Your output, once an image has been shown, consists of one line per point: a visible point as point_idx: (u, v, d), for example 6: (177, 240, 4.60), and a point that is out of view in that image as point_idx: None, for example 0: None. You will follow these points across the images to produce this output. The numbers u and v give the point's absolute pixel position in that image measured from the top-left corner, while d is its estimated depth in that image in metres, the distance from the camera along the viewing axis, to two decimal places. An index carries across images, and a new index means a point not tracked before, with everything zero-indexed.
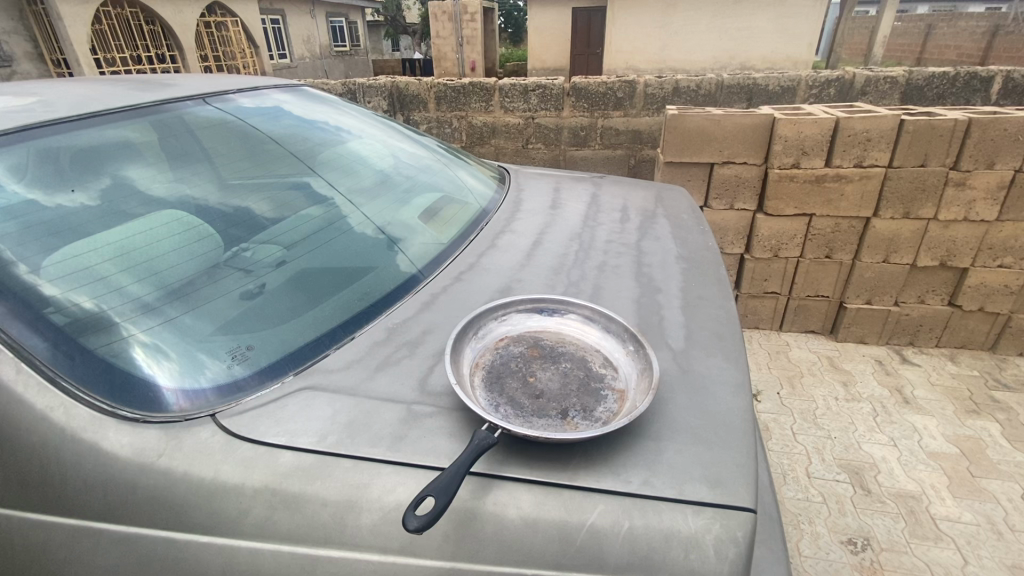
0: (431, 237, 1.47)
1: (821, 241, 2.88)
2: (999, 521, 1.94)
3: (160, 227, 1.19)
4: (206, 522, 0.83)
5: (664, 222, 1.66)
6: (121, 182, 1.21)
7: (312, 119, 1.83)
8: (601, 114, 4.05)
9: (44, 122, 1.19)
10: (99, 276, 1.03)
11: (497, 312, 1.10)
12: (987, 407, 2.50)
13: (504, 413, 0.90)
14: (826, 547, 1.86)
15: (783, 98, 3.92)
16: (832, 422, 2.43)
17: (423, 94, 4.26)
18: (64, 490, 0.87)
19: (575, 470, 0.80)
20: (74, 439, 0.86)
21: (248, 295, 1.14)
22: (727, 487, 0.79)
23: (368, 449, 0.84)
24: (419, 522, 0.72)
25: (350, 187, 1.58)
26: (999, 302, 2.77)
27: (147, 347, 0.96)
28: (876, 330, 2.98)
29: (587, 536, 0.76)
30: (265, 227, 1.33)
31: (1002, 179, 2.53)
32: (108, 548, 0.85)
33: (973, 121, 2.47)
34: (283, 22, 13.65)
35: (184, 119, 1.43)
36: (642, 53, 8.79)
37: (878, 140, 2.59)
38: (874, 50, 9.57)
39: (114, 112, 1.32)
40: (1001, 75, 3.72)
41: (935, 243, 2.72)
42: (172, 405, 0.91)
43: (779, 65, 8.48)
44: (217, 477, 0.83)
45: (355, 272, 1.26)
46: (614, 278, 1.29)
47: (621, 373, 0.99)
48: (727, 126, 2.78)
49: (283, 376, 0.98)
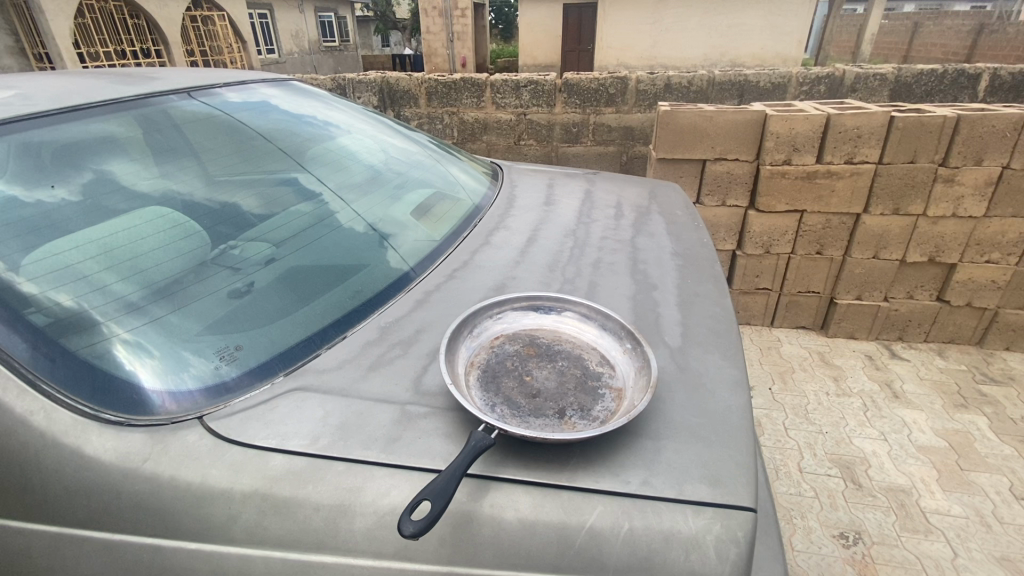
0: (422, 233, 1.45)
1: (812, 237, 2.89)
2: (988, 513, 1.97)
3: (144, 224, 1.15)
4: (194, 528, 0.80)
5: (658, 218, 1.65)
6: (104, 178, 1.17)
7: (300, 113, 1.79)
8: (593, 111, 4.04)
9: (24, 115, 1.15)
10: (80, 276, 0.99)
11: (492, 311, 1.08)
12: (976, 401, 2.53)
13: (500, 413, 0.88)
14: (819, 541, 1.87)
15: (774, 95, 3.94)
16: (823, 417, 2.45)
17: (413, 90, 4.21)
18: (47, 497, 0.84)
19: (574, 471, 0.79)
20: (55, 444, 0.83)
21: (236, 294, 1.11)
22: (727, 486, 0.79)
23: (362, 451, 0.82)
24: (414, 528, 0.70)
25: (341, 183, 1.55)
26: (987, 297, 2.80)
27: (130, 346, 0.93)
28: (866, 325, 3.01)
29: (587, 539, 0.74)
30: (253, 224, 1.30)
31: (990, 175, 2.55)
32: (92, 555, 0.83)
33: (962, 117, 2.49)
34: (271, 17, 13.50)
35: (169, 113, 1.39)
36: (632, 51, 8.85)
37: (868, 136, 2.60)
38: (862, 47, 9.69)
39: (96, 106, 1.28)
40: (988, 72, 3.75)
41: (925, 239, 2.74)
42: (158, 407, 0.88)
43: (769, 62, 8.53)
44: (205, 481, 0.81)
45: (347, 270, 1.24)
46: (610, 275, 1.28)
47: (618, 371, 0.97)
48: (720, 123, 2.77)
49: (272, 376, 0.95)
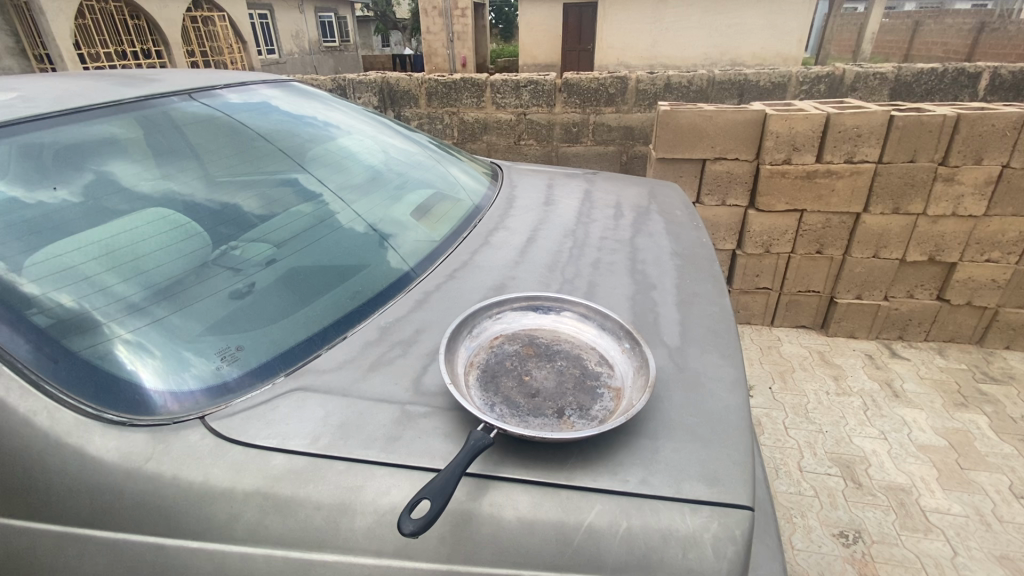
0: (422, 233, 1.46)
1: (812, 237, 2.89)
2: (987, 512, 1.97)
3: (145, 225, 1.16)
4: (196, 527, 0.81)
5: (657, 218, 1.66)
6: (106, 179, 1.18)
7: (301, 114, 1.80)
8: (593, 110, 4.04)
9: (26, 117, 1.16)
10: (83, 277, 1.00)
11: (492, 311, 1.09)
12: (975, 400, 2.53)
13: (500, 413, 0.89)
14: (818, 540, 1.88)
15: (774, 94, 3.94)
16: (823, 416, 2.45)
17: (414, 90, 4.22)
18: (51, 497, 0.85)
19: (573, 470, 0.80)
20: (59, 444, 0.84)
21: (237, 295, 1.11)
22: (724, 485, 0.79)
23: (362, 451, 0.83)
24: (414, 526, 0.70)
25: (341, 183, 1.55)
26: (987, 295, 2.80)
27: (132, 346, 0.94)
28: (866, 325, 3.01)
29: (585, 537, 0.75)
30: (254, 225, 1.30)
31: (991, 174, 2.55)
32: (95, 554, 0.83)
33: (961, 116, 2.49)
34: (272, 18, 13.52)
35: (170, 115, 1.40)
36: (632, 50, 8.85)
37: (868, 136, 2.60)
38: (862, 47, 9.68)
39: (97, 108, 1.28)
40: (988, 71, 3.74)
41: (925, 238, 2.74)
42: (160, 407, 0.89)
43: (769, 61, 8.52)
44: (207, 481, 0.82)
45: (347, 270, 1.25)
46: (609, 275, 1.28)
47: (617, 371, 0.98)
48: (719, 122, 2.77)
49: (273, 376, 0.96)
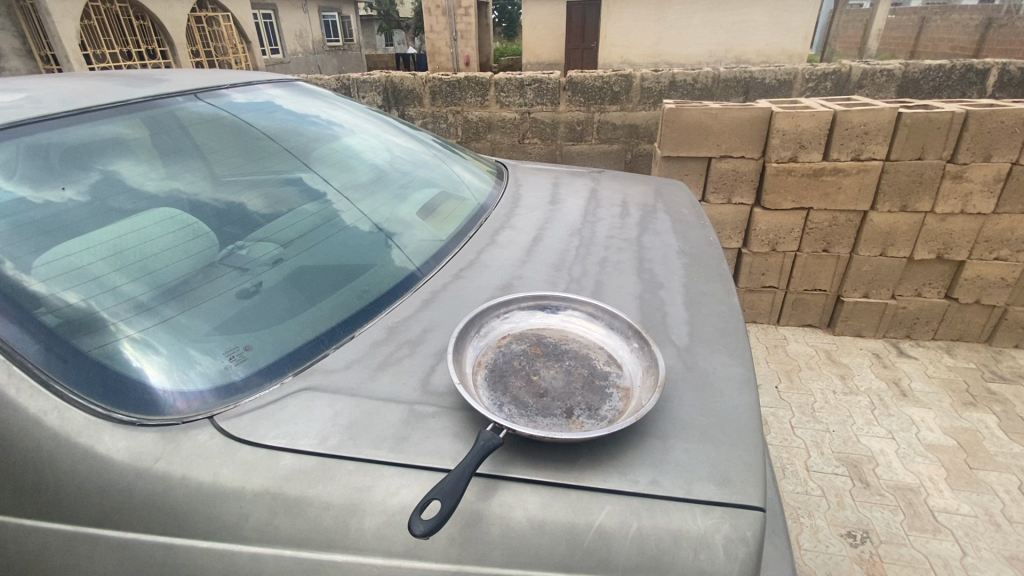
0: (428, 233, 1.45)
1: (819, 235, 2.87)
2: (997, 512, 1.95)
3: (152, 226, 1.16)
4: (206, 527, 0.81)
5: (664, 217, 1.65)
6: (114, 179, 1.18)
7: (305, 113, 1.79)
8: (597, 109, 4.03)
9: (34, 118, 1.16)
10: (91, 277, 1.00)
11: (498, 311, 1.08)
12: (984, 399, 2.51)
13: (508, 413, 0.89)
14: (826, 540, 1.87)
15: (779, 91, 3.91)
16: (830, 416, 2.44)
17: (417, 89, 4.21)
18: (60, 496, 0.85)
19: (582, 470, 0.79)
20: (68, 444, 0.84)
21: (244, 294, 1.11)
22: (736, 486, 0.78)
23: (371, 450, 0.83)
24: (425, 527, 0.70)
25: (346, 183, 1.55)
26: (996, 294, 2.78)
27: (139, 346, 0.94)
28: (872, 323, 2.99)
29: (595, 538, 0.75)
30: (260, 224, 1.30)
31: (1000, 171, 2.53)
32: (105, 553, 0.84)
33: (970, 113, 2.46)
34: (276, 18, 13.56)
35: (176, 115, 1.40)
36: (636, 48, 8.86)
37: (875, 133, 2.58)
38: (868, 43, 9.63)
39: (104, 108, 1.29)
40: (997, 68, 3.70)
41: (933, 236, 2.72)
42: (169, 407, 0.89)
43: (774, 59, 8.45)
44: (217, 480, 0.82)
45: (354, 270, 1.24)
46: (616, 274, 1.28)
47: (625, 371, 0.97)
48: (725, 120, 2.75)
49: (281, 376, 0.96)
